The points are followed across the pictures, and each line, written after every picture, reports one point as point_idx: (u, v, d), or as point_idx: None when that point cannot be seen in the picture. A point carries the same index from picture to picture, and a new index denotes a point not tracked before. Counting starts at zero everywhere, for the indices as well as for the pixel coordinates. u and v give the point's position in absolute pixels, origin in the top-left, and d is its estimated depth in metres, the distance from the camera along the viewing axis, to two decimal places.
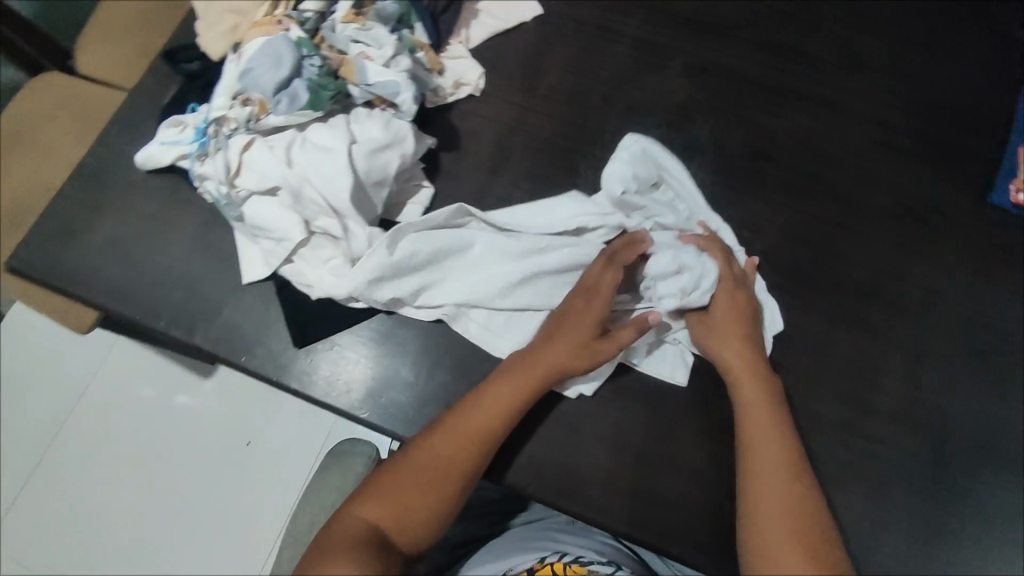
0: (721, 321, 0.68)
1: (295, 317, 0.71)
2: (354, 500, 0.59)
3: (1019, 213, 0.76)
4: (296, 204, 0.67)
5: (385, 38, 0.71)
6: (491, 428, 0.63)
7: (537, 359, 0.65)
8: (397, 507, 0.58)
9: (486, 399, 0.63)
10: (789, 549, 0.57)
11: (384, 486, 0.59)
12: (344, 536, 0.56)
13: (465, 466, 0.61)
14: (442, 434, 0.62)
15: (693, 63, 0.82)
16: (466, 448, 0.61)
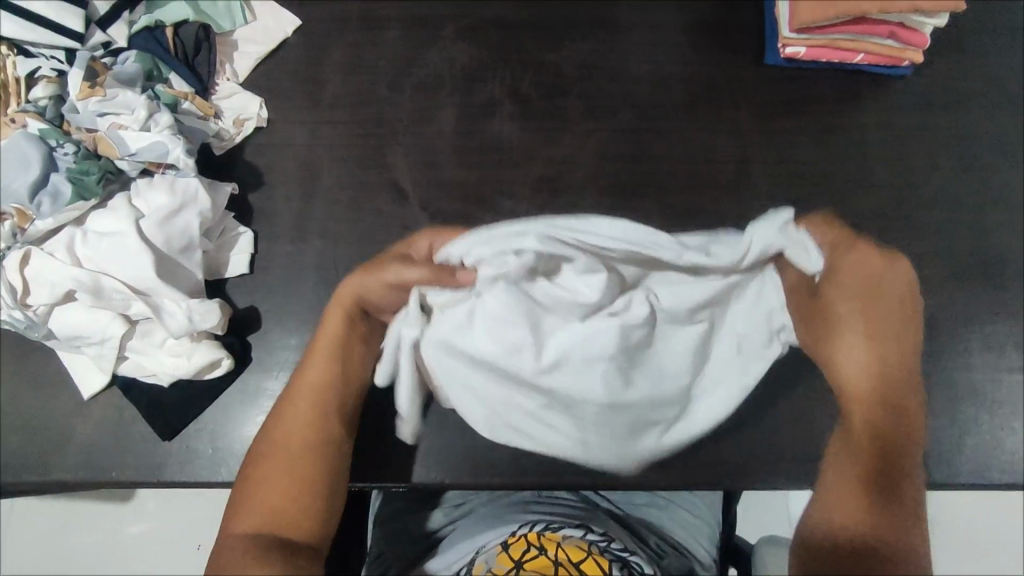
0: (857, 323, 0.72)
1: (153, 411, 0.67)
2: (229, 526, 0.61)
3: (792, 65, 0.84)
4: (101, 300, 0.63)
5: (133, 100, 0.66)
6: (325, 396, 0.66)
7: (348, 315, 0.71)
8: (275, 507, 0.61)
9: (312, 368, 0.68)
10: (857, 522, 0.64)
11: (253, 496, 0.62)
12: (233, 561, 0.58)
13: (319, 432, 0.65)
14: (286, 415, 0.65)
15: (464, 25, 0.84)
16: (316, 418, 0.65)
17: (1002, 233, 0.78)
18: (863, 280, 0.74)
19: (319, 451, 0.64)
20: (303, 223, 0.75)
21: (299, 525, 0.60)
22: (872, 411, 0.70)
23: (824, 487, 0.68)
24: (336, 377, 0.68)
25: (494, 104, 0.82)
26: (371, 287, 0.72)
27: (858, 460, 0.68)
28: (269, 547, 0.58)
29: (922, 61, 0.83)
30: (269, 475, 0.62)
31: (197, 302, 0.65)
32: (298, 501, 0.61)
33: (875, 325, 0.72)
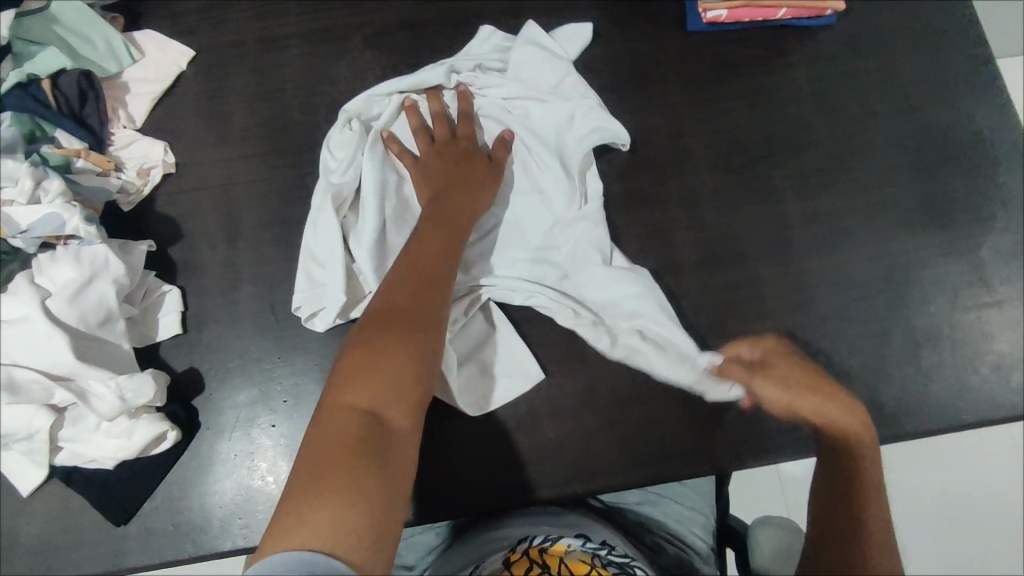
0: (775, 380, 0.69)
1: (101, 498, 0.63)
2: (329, 391, 0.50)
3: (716, 29, 0.81)
4: (17, 394, 0.58)
5: (17, 170, 0.60)
6: (442, 273, 0.60)
7: (455, 204, 0.66)
8: (386, 382, 0.50)
9: (428, 245, 0.61)
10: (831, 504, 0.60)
11: (356, 367, 0.51)
12: (334, 437, 0.47)
13: (433, 305, 0.57)
14: (399, 287, 0.57)
15: (371, 32, 0.79)
16: (431, 294, 0.57)
17: (942, 171, 0.78)
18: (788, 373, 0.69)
19: (431, 324, 0.55)
20: (232, 271, 0.71)
21: (405, 405, 0.50)
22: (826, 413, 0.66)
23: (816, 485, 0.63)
24: (448, 254, 0.62)
25: None
26: (465, 190, 0.68)
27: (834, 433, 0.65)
28: (375, 428, 0.48)
29: (843, 8, 0.81)
30: (383, 338, 0.52)
31: (125, 376, 0.60)
32: (410, 371, 0.51)
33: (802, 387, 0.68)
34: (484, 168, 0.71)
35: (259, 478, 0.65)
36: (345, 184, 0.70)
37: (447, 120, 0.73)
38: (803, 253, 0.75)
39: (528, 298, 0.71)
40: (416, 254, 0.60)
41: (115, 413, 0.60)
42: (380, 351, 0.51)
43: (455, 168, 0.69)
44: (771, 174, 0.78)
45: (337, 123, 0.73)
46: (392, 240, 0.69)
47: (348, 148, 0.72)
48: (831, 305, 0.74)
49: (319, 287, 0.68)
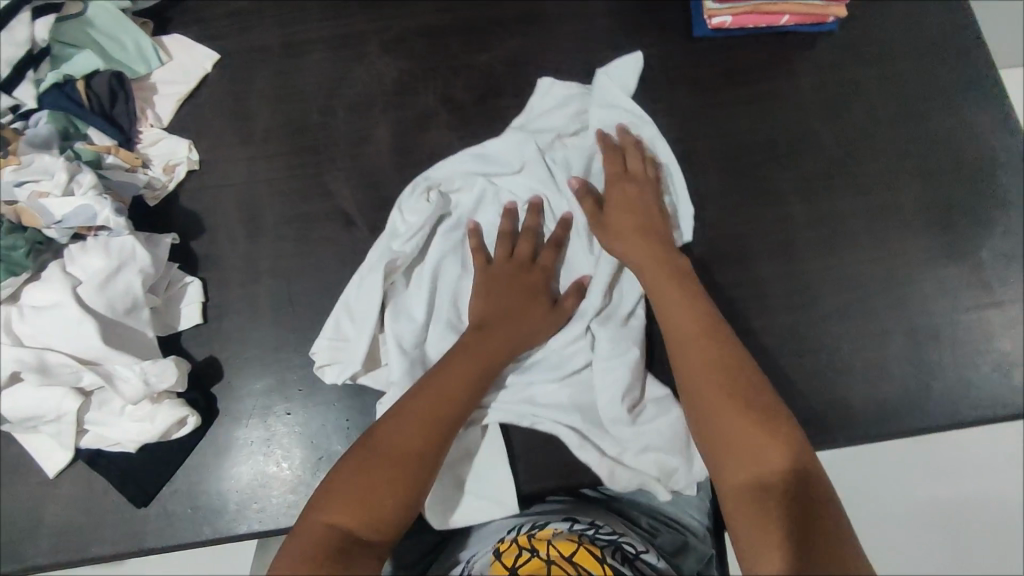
0: (618, 217, 0.71)
1: (123, 481, 0.65)
2: (315, 503, 0.55)
3: (721, 35, 0.84)
4: (48, 377, 0.61)
5: (53, 163, 0.63)
6: (449, 416, 0.60)
7: (487, 333, 0.66)
8: (366, 510, 0.54)
9: (447, 377, 0.62)
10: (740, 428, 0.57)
11: (344, 492, 0.55)
12: (302, 557, 0.52)
13: (432, 447, 0.58)
14: (405, 417, 0.59)
15: (387, 37, 0.82)
16: (435, 433, 0.59)
17: (944, 175, 0.80)
18: (627, 199, 0.72)
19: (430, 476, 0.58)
20: (252, 264, 0.73)
21: (378, 539, 0.54)
22: (654, 263, 0.68)
23: (686, 385, 0.62)
24: (461, 396, 0.62)
25: (429, 113, 0.80)
26: (512, 334, 0.67)
27: (699, 347, 0.63)
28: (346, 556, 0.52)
29: (845, 16, 0.83)
30: (372, 471, 0.56)
31: (149, 361, 0.62)
32: (390, 513, 0.55)
33: (637, 220, 0.71)
34: (542, 318, 0.68)
35: (275, 464, 0.68)
36: (402, 255, 0.69)
37: (535, 241, 0.72)
38: (806, 253, 0.77)
39: (536, 423, 0.69)
40: (431, 383, 0.62)
41: (139, 396, 0.62)
42: (370, 483, 0.55)
43: (513, 303, 0.68)
44: (775, 176, 0.80)
45: (416, 185, 0.73)
46: (431, 330, 0.70)
47: (421, 217, 0.71)
48: (834, 304, 0.75)
49: (342, 340, 0.68)
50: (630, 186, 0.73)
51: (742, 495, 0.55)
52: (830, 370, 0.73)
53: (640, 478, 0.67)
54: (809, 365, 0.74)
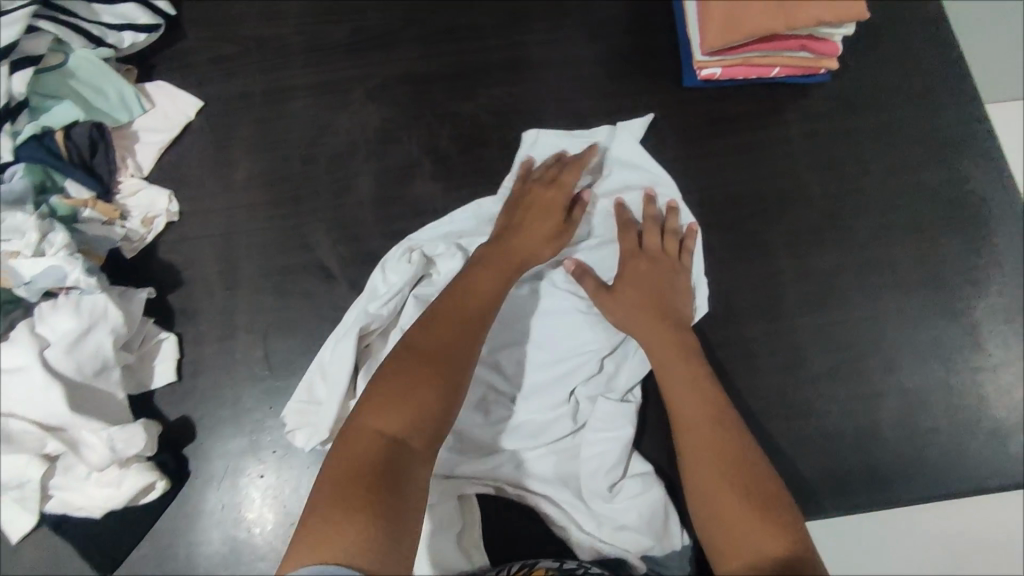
0: (627, 291, 0.70)
1: (89, 545, 0.63)
2: (359, 411, 0.53)
3: (712, 85, 0.83)
4: (12, 445, 0.59)
5: (24, 221, 0.62)
6: (480, 325, 0.62)
7: (511, 246, 0.69)
8: (413, 412, 0.53)
9: (477, 283, 0.65)
10: (742, 507, 0.56)
11: (384, 398, 0.54)
12: (353, 455, 0.50)
13: (468, 346, 0.60)
14: (437, 322, 0.61)
15: (374, 85, 0.81)
16: (470, 336, 0.61)
17: (937, 231, 0.78)
18: (638, 270, 0.71)
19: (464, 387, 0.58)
20: (228, 319, 0.72)
21: (425, 441, 0.53)
22: (660, 337, 0.68)
23: (684, 453, 0.62)
24: (489, 303, 0.64)
25: (414, 163, 0.78)
26: (533, 240, 0.70)
27: (703, 426, 0.62)
28: (389, 466, 0.50)
29: (837, 68, 0.82)
30: (411, 376, 0.55)
31: (118, 427, 0.61)
32: (434, 408, 0.55)
33: (644, 292, 0.70)
34: (558, 226, 0.71)
35: (245, 529, 0.66)
36: (377, 319, 0.68)
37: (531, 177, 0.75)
38: (796, 311, 0.75)
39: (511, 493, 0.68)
40: (462, 289, 0.64)
41: (106, 462, 0.60)
42: (413, 386, 0.55)
43: (534, 216, 0.71)
44: (764, 231, 0.78)
45: (398, 247, 0.73)
46: None
47: (401, 278, 0.70)
48: (823, 363, 0.74)
49: (315, 404, 0.67)
50: (645, 258, 0.72)
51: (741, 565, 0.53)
52: (818, 433, 0.72)
53: (613, 551, 0.66)
54: (798, 429, 0.72)
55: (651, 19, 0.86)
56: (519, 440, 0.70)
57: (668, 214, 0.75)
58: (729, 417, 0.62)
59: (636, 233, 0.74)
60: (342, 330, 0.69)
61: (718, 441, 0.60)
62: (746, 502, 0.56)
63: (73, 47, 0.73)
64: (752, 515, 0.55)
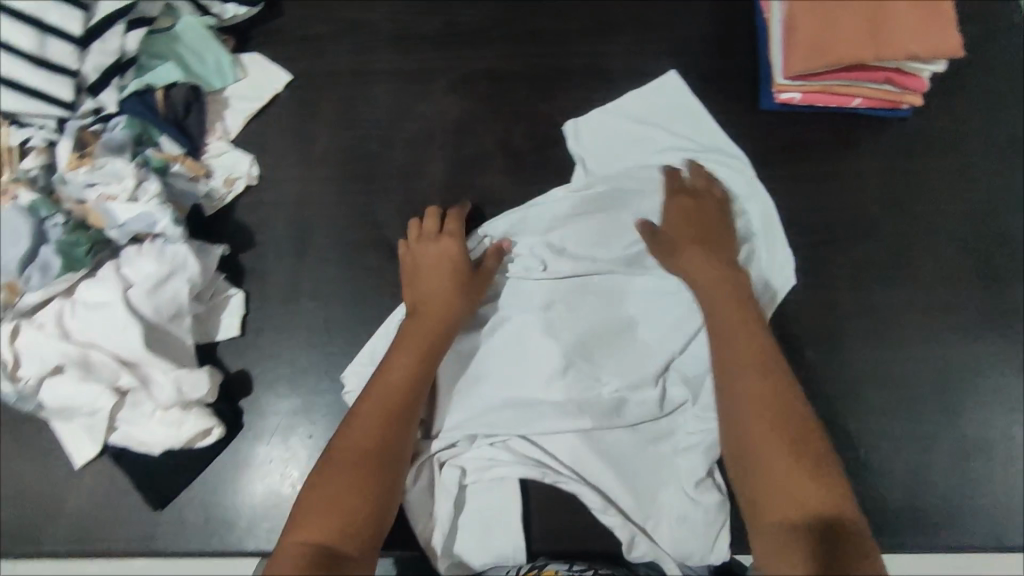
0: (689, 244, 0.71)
1: (144, 480, 0.67)
2: (290, 528, 0.56)
3: (789, 110, 0.83)
4: (90, 374, 0.63)
5: (124, 169, 0.66)
6: (407, 395, 0.64)
7: (429, 318, 0.68)
8: (338, 519, 0.56)
9: (392, 376, 0.65)
10: (787, 470, 0.57)
11: (314, 506, 0.57)
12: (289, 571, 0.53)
13: (382, 442, 0.61)
14: (351, 424, 0.62)
15: (456, 77, 0.84)
16: (387, 424, 0.62)
17: (1007, 281, 0.76)
18: (702, 225, 0.72)
19: (394, 464, 0.60)
20: (294, 283, 0.75)
21: (356, 543, 0.56)
22: (722, 294, 0.67)
23: (728, 402, 0.62)
24: (417, 373, 0.65)
25: (487, 155, 0.81)
26: (443, 310, 0.69)
27: (749, 381, 0.62)
28: (326, 563, 0.53)
29: (921, 104, 0.81)
30: (337, 483, 0.58)
31: (185, 370, 0.64)
32: (363, 510, 0.57)
33: (696, 233, 0.71)
34: (468, 286, 0.70)
35: (290, 485, 0.68)
36: None
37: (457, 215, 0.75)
38: (850, 343, 0.75)
39: (558, 481, 0.68)
40: (377, 382, 0.64)
41: (172, 400, 0.64)
42: (339, 492, 0.57)
43: (443, 284, 0.70)
44: (827, 260, 0.77)
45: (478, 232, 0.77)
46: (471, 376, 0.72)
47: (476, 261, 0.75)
48: (874, 399, 0.73)
49: None
50: (713, 212, 0.73)
51: (777, 539, 0.55)
52: (860, 466, 0.71)
53: (652, 553, 0.66)
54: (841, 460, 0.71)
55: (734, 38, 0.86)
56: (599, 416, 0.69)
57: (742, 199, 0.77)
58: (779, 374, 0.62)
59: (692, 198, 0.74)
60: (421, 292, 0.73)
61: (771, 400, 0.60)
62: (789, 465, 0.57)
63: (183, 13, 0.78)
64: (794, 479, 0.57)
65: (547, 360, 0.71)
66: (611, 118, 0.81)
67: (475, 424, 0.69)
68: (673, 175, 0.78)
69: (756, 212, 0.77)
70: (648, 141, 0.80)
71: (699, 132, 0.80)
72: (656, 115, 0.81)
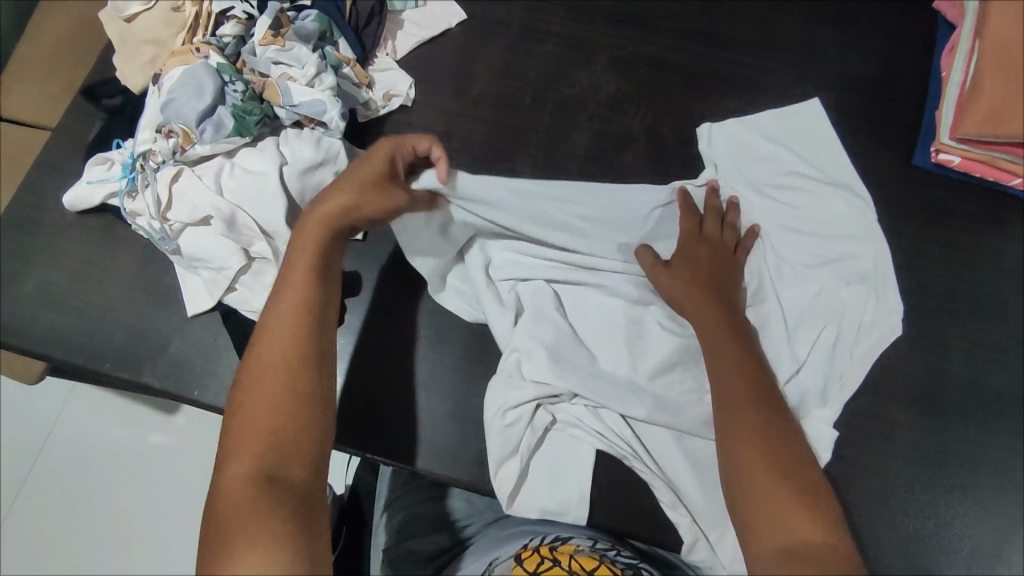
0: (684, 270, 0.70)
1: (246, 345, 0.70)
2: (221, 464, 0.53)
3: (942, 172, 0.81)
4: (230, 232, 0.67)
5: (306, 56, 0.71)
6: (310, 311, 0.60)
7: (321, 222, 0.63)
8: (264, 445, 0.54)
9: (292, 288, 0.61)
10: (783, 500, 0.56)
11: (240, 435, 0.54)
12: (229, 507, 0.50)
13: (294, 354, 0.58)
14: (262, 344, 0.59)
15: (620, 56, 0.85)
16: (295, 339, 0.58)
17: None
18: (697, 258, 0.71)
19: (309, 380, 0.57)
20: None
21: (296, 468, 0.54)
22: (712, 321, 0.66)
23: (726, 417, 0.61)
24: (317, 289, 0.61)
25: (629, 137, 0.82)
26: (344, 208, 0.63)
27: (748, 407, 0.61)
28: (268, 489, 0.51)
29: None
30: (258, 407, 0.55)
31: None
32: (292, 435, 0.55)
33: (698, 268, 0.70)
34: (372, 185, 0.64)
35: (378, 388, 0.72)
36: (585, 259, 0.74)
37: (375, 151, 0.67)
38: (948, 415, 0.72)
39: (636, 463, 0.68)
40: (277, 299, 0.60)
41: None
42: (261, 418, 0.55)
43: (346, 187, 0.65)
44: (945, 328, 0.75)
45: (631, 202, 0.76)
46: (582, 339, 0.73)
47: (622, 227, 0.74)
48: (963, 477, 0.70)
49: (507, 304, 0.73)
50: (701, 251, 0.71)
51: (770, 560, 0.53)
52: (935, 541, 0.68)
53: (709, 560, 0.66)
54: (914, 528, 0.69)
55: (900, 89, 0.85)
56: (694, 421, 0.69)
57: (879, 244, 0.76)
58: (773, 407, 0.61)
59: (714, 221, 0.74)
60: (544, 252, 0.75)
61: (745, 431, 0.59)
62: (783, 494, 0.56)
63: None
64: (788, 506, 0.55)
65: (661, 351, 0.71)
66: (742, 131, 0.81)
67: (572, 382, 0.68)
68: (800, 201, 0.77)
69: (868, 257, 0.75)
70: (778, 160, 0.79)
71: (818, 162, 0.79)
72: (813, 138, 0.81)
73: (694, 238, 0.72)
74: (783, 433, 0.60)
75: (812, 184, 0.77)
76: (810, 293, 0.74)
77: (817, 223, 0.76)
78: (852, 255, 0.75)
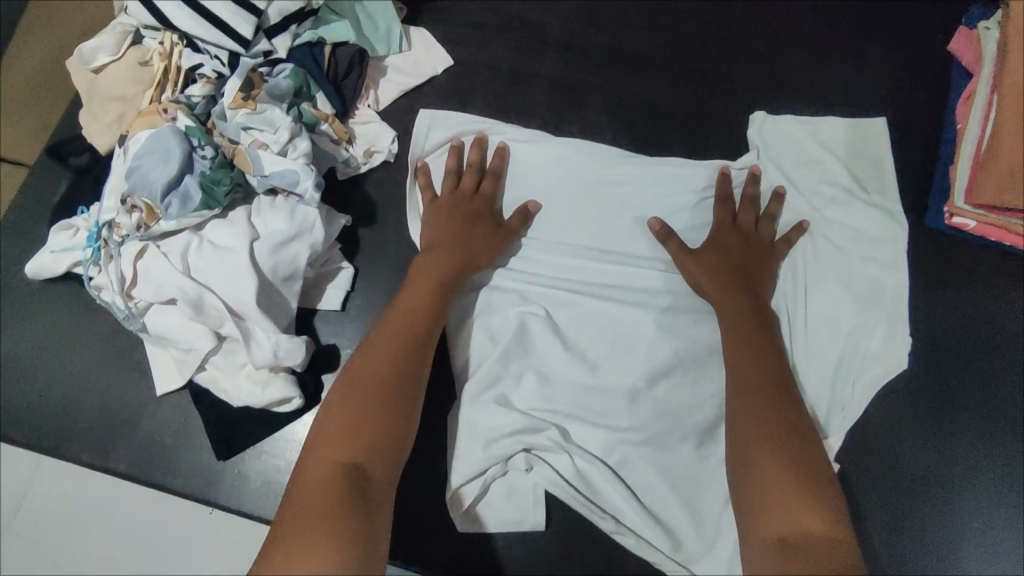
0: (713, 260, 0.68)
1: (218, 427, 0.67)
2: (310, 452, 0.54)
3: (957, 235, 0.75)
4: (198, 315, 0.63)
5: (280, 119, 0.66)
6: (428, 333, 0.63)
7: (444, 258, 0.67)
8: (358, 439, 0.54)
9: (411, 303, 0.64)
10: (792, 491, 0.53)
11: (335, 430, 0.55)
12: (311, 493, 0.50)
13: (404, 363, 0.60)
14: (373, 350, 0.61)
15: (615, 103, 0.80)
16: (409, 351, 0.61)
17: None
18: (728, 246, 0.69)
19: (412, 392, 0.59)
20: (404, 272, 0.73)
21: (379, 467, 0.53)
22: (733, 305, 0.66)
23: (742, 410, 0.59)
24: (436, 314, 0.64)
25: None
26: (462, 247, 0.68)
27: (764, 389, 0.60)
28: (355, 483, 0.51)
29: None
30: (358, 403, 0.56)
31: (286, 336, 0.63)
32: (385, 437, 0.55)
33: (732, 261, 0.69)
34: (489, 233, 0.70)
35: None
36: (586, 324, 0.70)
37: (477, 175, 0.73)
38: (957, 491, 0.68)
39: (613, 520, 0.65)
40: (400, 314, 0.63)
41: (264, 364, 0.63)
42: (360, 414, 0.55)
43: (459, 227, 0.70)
44: (958, 408, 0.70)
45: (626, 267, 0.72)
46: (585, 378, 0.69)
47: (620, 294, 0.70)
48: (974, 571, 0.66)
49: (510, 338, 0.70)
50: (738, 240, 0.70)
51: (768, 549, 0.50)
52: None
53: None
54: None
55: (918, 137, 0.79)
56: (687, 510, 0.65)
57: (892, 317, 0.71)
58: (787, 393, 0.60)
59: (751, 213, 0.72)
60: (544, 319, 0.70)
61: (760, 415, 0.58)
62: (793, 484, 0.53)
63: None
64: (795, 496, 0.52)
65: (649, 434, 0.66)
66: (794, 126, 0.77)
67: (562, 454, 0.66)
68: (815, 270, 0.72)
69: (894, 298, 0.71)
70: (824, 166, 0.76)
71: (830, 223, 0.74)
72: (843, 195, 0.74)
73: (730, 225, 0.71)
74: (806, 427, 0.58)
75: (820, 246, 0.73)
76: (834, 323, 0.71)
77: (833, 292, 0.72)
78: (869, 330, 0.70)
